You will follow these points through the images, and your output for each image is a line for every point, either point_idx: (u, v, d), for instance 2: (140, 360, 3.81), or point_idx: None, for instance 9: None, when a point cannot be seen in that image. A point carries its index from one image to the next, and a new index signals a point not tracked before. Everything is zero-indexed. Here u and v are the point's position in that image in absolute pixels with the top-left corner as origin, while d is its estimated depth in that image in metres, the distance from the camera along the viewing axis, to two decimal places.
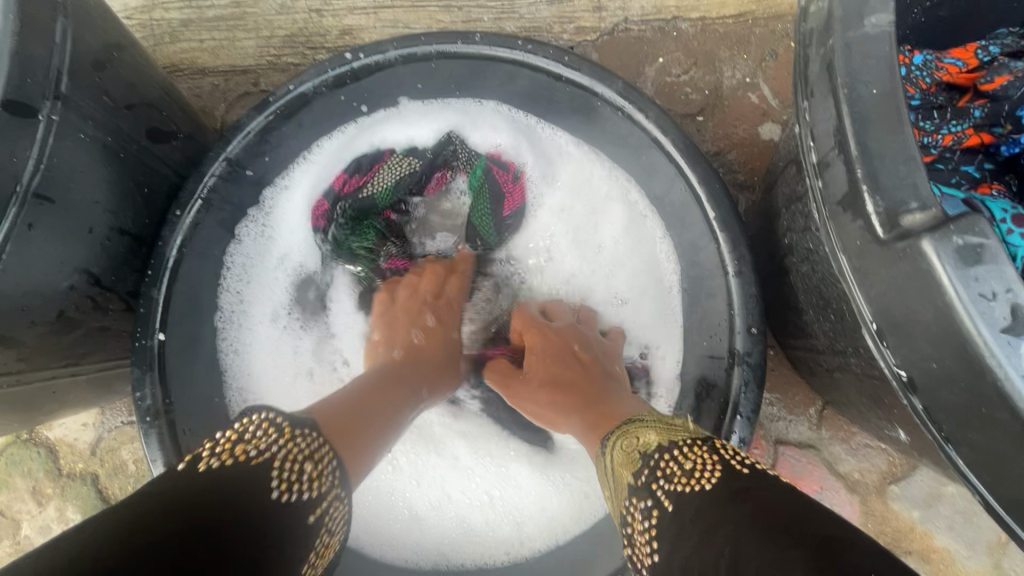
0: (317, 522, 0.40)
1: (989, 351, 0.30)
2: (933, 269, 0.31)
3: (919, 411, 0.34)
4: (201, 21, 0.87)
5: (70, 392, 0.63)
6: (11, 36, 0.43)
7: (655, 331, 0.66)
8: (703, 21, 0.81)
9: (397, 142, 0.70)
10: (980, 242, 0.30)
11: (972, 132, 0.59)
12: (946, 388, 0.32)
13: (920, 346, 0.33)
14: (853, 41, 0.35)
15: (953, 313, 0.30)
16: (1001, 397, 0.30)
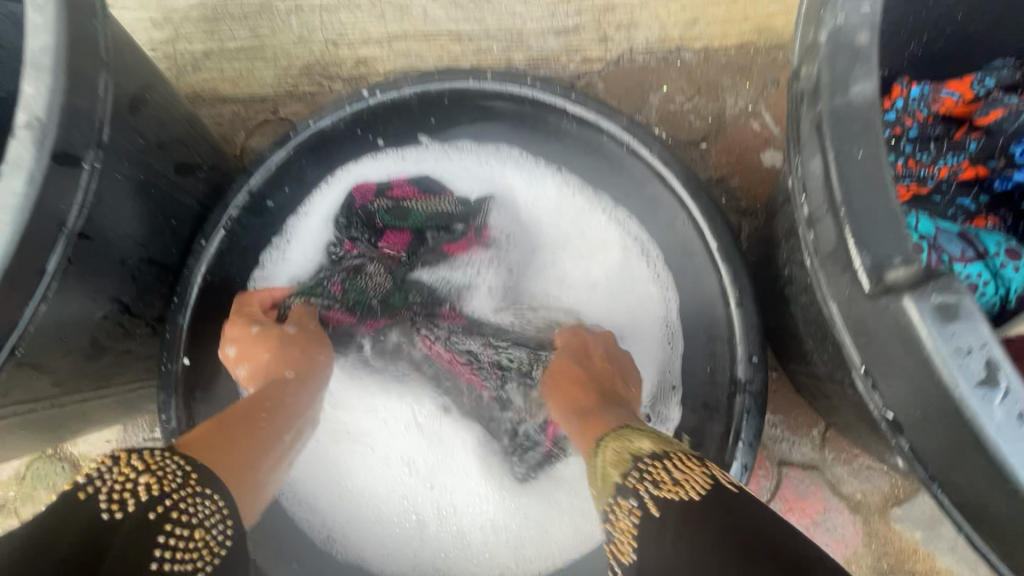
0: (162, 517, 0.39)
1: (964, 403, 0.31)
2: (911, 322, 0.32)
3: (907, 449, 0.37)
4: (222, 52, 0.90)
5: (97, 412, 0.66)
6: (60, 88, 0.41)
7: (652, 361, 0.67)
8: (706, 51, 0.83)
9: (449, 171, 0.73)
10: (956, 300, 0.32)
11: (966, 166, 0.61)
12: (927, 430, 0.34)
13: (903, 390, 0.35)
14: (840, 105, 0.36)
15: (931, 361, 0.32)
16: (977, 446, 0.31)
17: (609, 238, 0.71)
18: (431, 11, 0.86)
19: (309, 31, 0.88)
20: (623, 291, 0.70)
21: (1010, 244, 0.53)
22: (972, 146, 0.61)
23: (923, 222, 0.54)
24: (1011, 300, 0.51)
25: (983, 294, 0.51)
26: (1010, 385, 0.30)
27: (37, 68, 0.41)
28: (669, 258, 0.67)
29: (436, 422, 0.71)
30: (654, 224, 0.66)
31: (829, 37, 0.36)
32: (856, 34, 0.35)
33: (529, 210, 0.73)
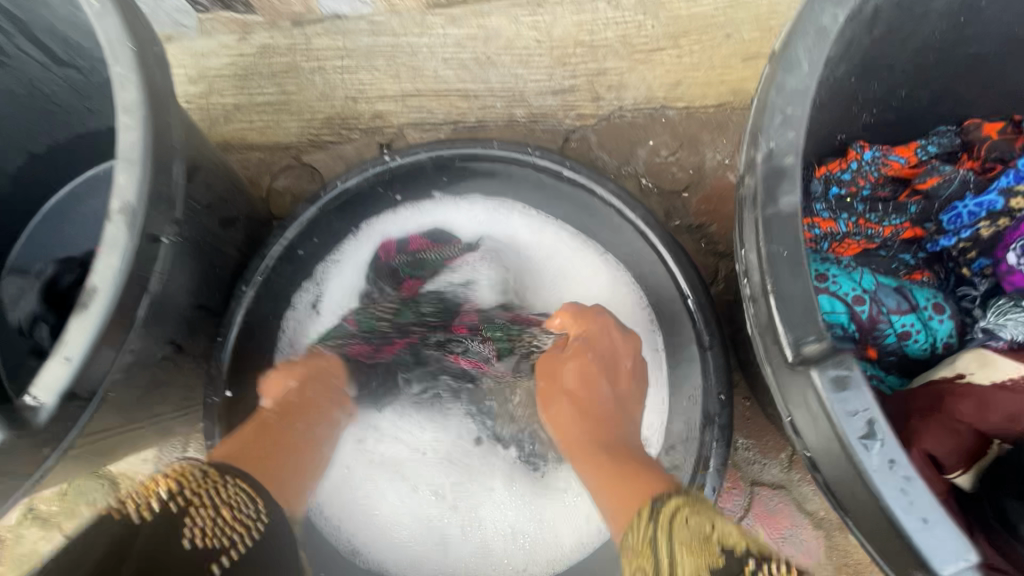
0: (182, 518, 0.48)
1: (853, 455, 0.35)
2: (810, 386, 0.37)
3: (824, 492, 0.40)
4: (252, 105, 0.99)
5: (144, 436, 0.73)
6: (145, 179, 0.51)
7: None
8: (688, 109, 0.91)
9: (463, 224, 0.81)
10: (845, 372, 0.36)
11: (907, 227, 0.70)
12: (834, 478, 0.37)
13: (812, 443, 0.39)
14: (771, 214, 0.41)
15: (823, 418, 0.36)
16: (867, 493, 0.35)
17: (599, 282, 0.79)
18: (441, 71, 0.95)
19: (332, 88, 0.97)
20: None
21: (935, 298, 0.64)
22: (912, 209, 0.69)
23: (866, 277, 0.64)
24: (939, 345, 0.63)
25: (918, 342, 0.63)
26: (885, 440, 0.35)
27: (130, 162, 0.50)
28: (651, 301, 0.75)
29: (464, 447, 0.79)
30: (638, 272, 0.75)
31: (763, 161, 0.42)
32: (784, 157, 0.41)
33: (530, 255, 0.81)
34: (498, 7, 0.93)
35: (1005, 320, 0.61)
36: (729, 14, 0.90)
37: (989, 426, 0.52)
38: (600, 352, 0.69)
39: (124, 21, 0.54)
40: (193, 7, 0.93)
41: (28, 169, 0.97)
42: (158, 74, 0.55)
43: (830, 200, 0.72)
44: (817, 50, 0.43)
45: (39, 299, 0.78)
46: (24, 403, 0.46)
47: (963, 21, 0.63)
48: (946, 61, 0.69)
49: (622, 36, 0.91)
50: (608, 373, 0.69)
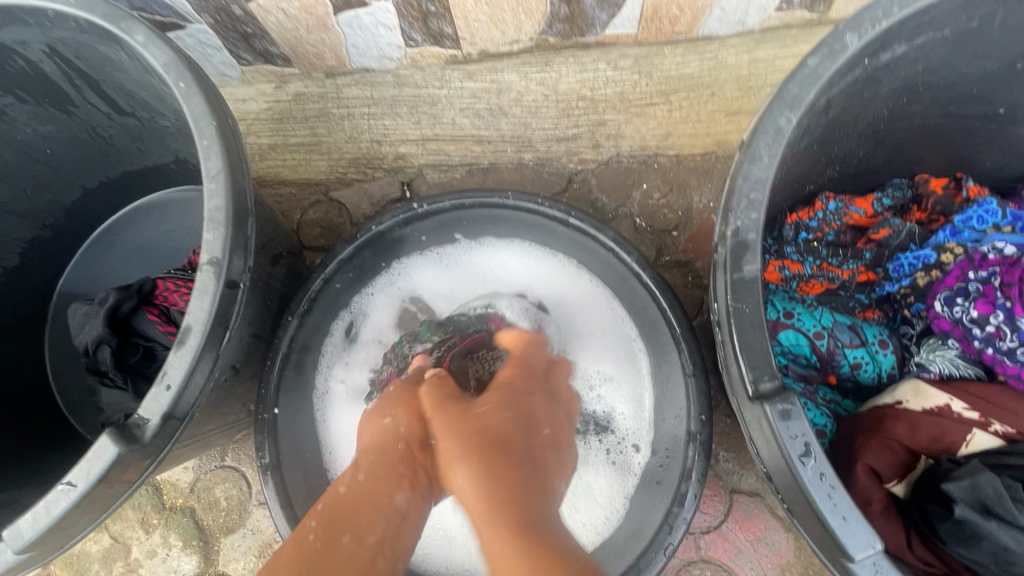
0: None
1: (796, 471, 0.46)
2: (763, 416, 0.48)
3: (779, 500, 0.51)
4: (286, 146, 1.08)
5: (199, 446, 0.83)
6: (228, 237, 0.62)
7: (629, 409, 0.86)
8: (678, 157, 1.01)
9: (483, 265, 0.93)
10: (788, 406, 0.48)
11: (862, 270, 0.81)
12: (785, 489, 0.48)
13: (768, 461, 0.50)
14: (736, 279, 0.52)
15: (772, 438, 0.48)
16: (805, 499, 0.46)
17: (604, 315, 0.88)
18: (458, 119, 1.05)
19: (359, 132, 1.07)
20: (608, 354, 0.88)
21: (882, 335, 0.75)
22: (867, 255, 0.80)
23: (825, 315, 0.76)
24: (884, 375, 0.74)
25: (867, 371, 0.74)
26: (818, 458, 0.46)
27: (215, 222, 0.62)
28: (642, 332, 0.85)
29: None
30: (632, 307, 0.85)
31: (731, 236, 0.53)
32: (747, 235, 0.53)
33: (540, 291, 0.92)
34: (509, 64, 1.03)
35: (933, 355, 0.71)
36: (714, 74, 1.00)
37: (918, 444, 0.64)
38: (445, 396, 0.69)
39: (207, 101, 0.65)
40: (237, 61, 1.02)
41: (80, 203, 1.05)
42: (233, 144, 0.66)
43: (799, 243, 0.83)
44: (775, 147, 0.54)
45: (102, 325, 0.87)
46: (135, 420, 0.58)
47: (908, 101, 0.74)
48: (897, 130, 0.80)
49: (620, 91, 1.02)
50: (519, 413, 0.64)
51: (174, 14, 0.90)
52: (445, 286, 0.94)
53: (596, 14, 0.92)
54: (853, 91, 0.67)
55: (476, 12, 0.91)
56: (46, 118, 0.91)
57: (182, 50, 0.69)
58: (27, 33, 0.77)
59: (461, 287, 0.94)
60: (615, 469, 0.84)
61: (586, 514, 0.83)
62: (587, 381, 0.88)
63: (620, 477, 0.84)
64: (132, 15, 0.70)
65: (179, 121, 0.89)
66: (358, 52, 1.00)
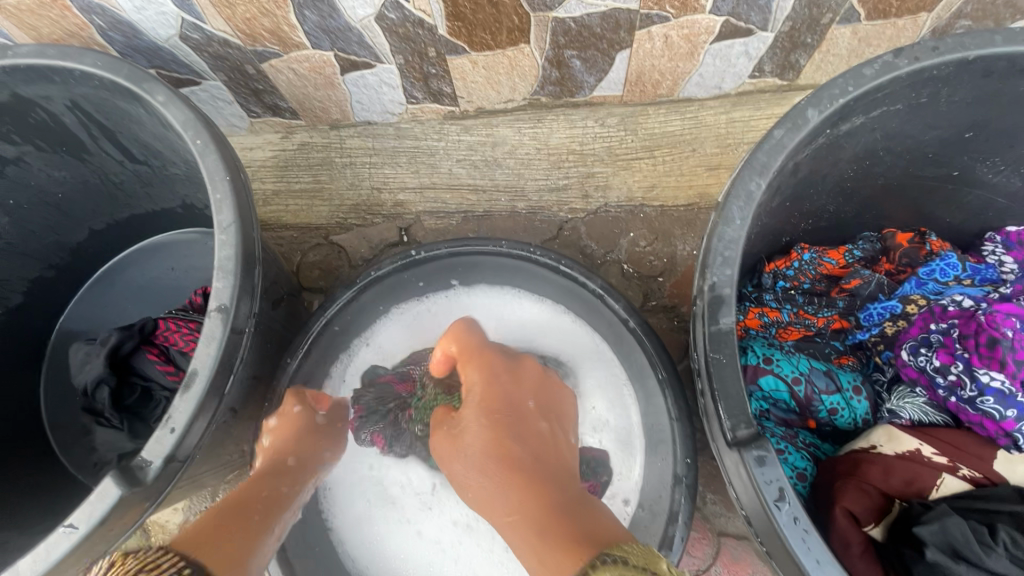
0: None
1: (773, 517, 0.49)
2: (742, 462, 0.51)
3: (762, 547, 0.52)
4: (289, 191, 1.12)
5: (193, 486, 0.84)
6: (236, 284, 0.65)
7: (622, 452, 0.88)
8: (662, 208, 1.07)
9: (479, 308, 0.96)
10: (763, 452, 0.50)
11: (837, 317, 0.85)
12: (767, 535, 0.50)
13: (750, 508, 0.52)
14: (713, 332, 0.56)
15: (750, 484, 0.51)
16: (783, 545, 0.48)
17: (594, 362, 0.92)
18: (455, 169, 1.11)
19: (360, 180, 1.12)
20: (603, 397, 0.91)
21: (856, 381, 0.79)
22: (840, 304, 0.86)
23: (803, 361, 0.80)
24: (859, 420, 0.77)
25: (843, 416, 0.78)
26: (792, 503, 0.49)
27: (225, 271, 0.66)
28: (631, 378, 0.88)
29: (445, 494, 0.90)
30: (621, 353, 0.88)
31: (708, 290, 0.57)
32: (724, 289, 0.57)
33: (533, 334, 0.96)
34: (504, 119, 1.10)
35: (904, 403, 0.75)
36: (694, 132, 1.07)
37: (891, 488, 0.67)
38: (500, 412, 0.78)
39: (221, 156, 0.70)
40: (247, 114, 1.08)
41: (85, 244, 1.08)
42: (244, 196, 0.70)
43: (777, 292, 0.88)
44: (746, 209, 0.59)
45: (103, 365, 0.89)
46: (138, 462, 0.59)
47: (870, 163, 0.81)
48: (862, 188, 0.86)
49: (607, 146, 1.08)
50: (489, 413, 0.78)
51: (189, 72, 0.96)
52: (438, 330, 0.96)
53: (584, 78, 0.99)
54: (819, 156, 0.73)
55: (474, 74, 0.97)
56: (61, 165, 0.95)
57: (199, 109, 0.74)
58: (52, 89, 0.82)
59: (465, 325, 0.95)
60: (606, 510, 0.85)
61: None
62: (587, 422, 0.91)
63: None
64: (154, 76, 0.75)
65: (189, 169, 0.94)
66: (361, 108, 1.06)
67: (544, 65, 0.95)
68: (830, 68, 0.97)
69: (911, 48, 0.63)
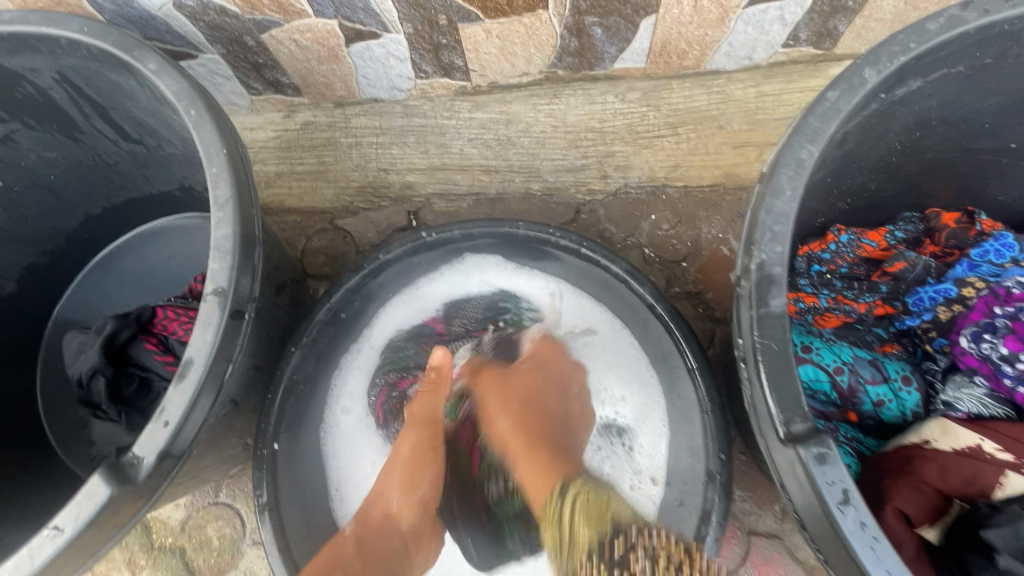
0: None
1: (835, 522, 0.44)
2: (799, 459, 0.46)
3: (818, 553, 0.47)
4: (292, 173, 1.07)
5: (194, 481, 0.80)
6: (234, 267, 0.60)
7: (645, 435, 0.82)
8: (686, 188, 1.01)
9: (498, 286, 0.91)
10: (824, 449, 0.45)
11: (879, 303, 0.79)
12: (828, 541, 0.45)
13: (805, 512, 0.47)
14: (764, 315, 0.51)
15: (807, 485, 0.45)
16: (849, 554, 0.43)
17: (609, 340, 0.86)
18: (466, 149, 1.05)
19: (366, 161, 1.06)
20: (615, 373, 0.85)
21: (905, 370, 0.73)
22: (883, 288, 0.79)
23: (845, 350, 0.74)
24: (908, 413, 0.72)
25: (890, 409, 0.72)
26: (858, 507, 0.43)
27: (223, 251, 0.61)
28: (655, 367, 0.82)
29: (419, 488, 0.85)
30: (645, 339, 0.82)
31: (755, 269, 0.52)
32: (774, 268, 0.51)
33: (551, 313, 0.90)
34: (518, 95, 1.04)
35: (960, 393, 0.68)
36: (721, 107, 1.00)
37: (950, 488, 0.60)
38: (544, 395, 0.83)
39: (218, 128, 0.64)
40: (247, 91, 1.02)
41: (81, 229, 1.03)
42: (242, 171, 0.65)
43: (812, 276, 0.83)
44: (797, 179, 0.53)
45: (97, 354, 0.85)
46: (129, 459, 0.55)
47: (920, 134, 0.74)
48: (908, 163, 0.80)
49: (628, 124, 1.02)
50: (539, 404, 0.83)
51: (186, 44, 0.91)
52: (455, 307, 0.91)
53: (606, 48, 0.93)
54: (868, 124, 0.67)
55: (487, 45, 0.91)
56: (51, 144, 0.90)
57: (193, 78, 0.68)
58: (38, 61, 0.76)
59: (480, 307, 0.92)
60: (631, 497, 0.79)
61: None
62: (596, 396, 0.85)
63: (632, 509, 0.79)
64: (145, 43, 0.70)
65: (186, 148, 0.88)
66: (368, 83, 1.01)
67: (563, 34, 0.89)
68: (871, 35, 0.91)
69: (979, 1, 0.57)
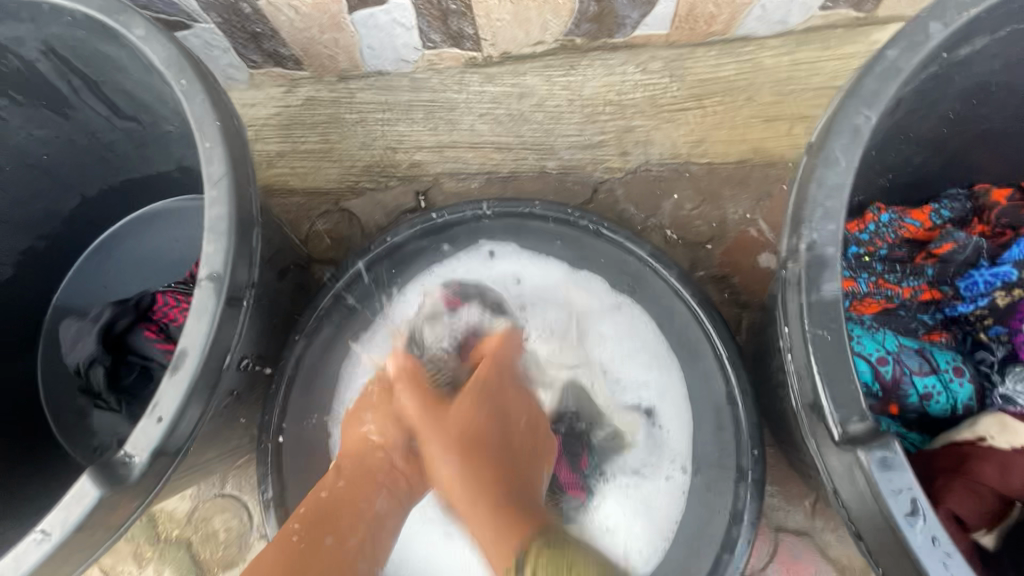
0: None
1: (899, 532, 0.40)
2: (859, 462, 0.42)
3: (873, 562, 0.44)
4: (295, 152, 1.02)
5: (198, 475, 0.77)
6: (233, 251, 0.56)
7: (671, 423, 0.76)
8: (711, 165, 0.94)
9: (517, 269, 0.83)
10: (889, 454, 0.41)
11: (925, 288, 0.73)
12: (888, 549, 0.41)
13: (862, 518, 0.43)
14: (814, 302, 0.46)
15: (868, 491, 0.42)
16: (913, 564, 0.40)
17: (633, 326, 0.79)
18: (476, 125, 0.99)
19: (372, 138, 1.01)
20: (638, 362, 0.79)
21: (956, 361, 0.68)
22: (929, 271, 0.73)
23: (890, 338, 0.69)
24: (958, 407, 0.66)
25: (939, 403, 0.66)
26: (928, 518, 0.40)
27: (216, 233, 0.56)
28: (679, 354, 0.77)
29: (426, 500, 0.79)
30: (668, 326, 0.77)
31: (805, 251, 0.47)
32: (825, 250, 0.47)
33: (576, 297, 0.82)
34: (532, 67, 0.97)
35: (1022, 386, 0.65)
36: (751, 77, 0.93)
37: (1011, 490, 0.56)
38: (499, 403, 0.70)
39: (211, 99, 0.60)
40: (245, 64, 0.96)
41: (79, 212, 0.99)
42: (238, 146, 0.60)
43: (849, 259, 0.76)
44: (852, 149, 0.48)
45: (95, 343, 0.82)
46: (122, 457, 0.52)
47: (977, 101, 0.68)
48: (959, 134, 0.73)
49: (649, 96, 0.95)
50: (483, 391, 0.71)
51: (179, 12, 0.85)
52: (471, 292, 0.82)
53: (627, 13, 0.86)
54: (923, 90, 0.61)
55: (500, 11, 0.85)
56: (42, 121, 0.86)
57: (184, 46, 0.63)
58: (22, 30, 0.72)
59: (534, 300, 0.83)
60: (665, 489, 0.74)
61: (642, 536, 0.73)
62: (618, 383, 0.79)
63: (662, 502, 0.74)
64: (132, 8, 0.65)
65: (182, 125, 0.83)
66: (372, 54, 0.95)
67: None
68: None
69: None
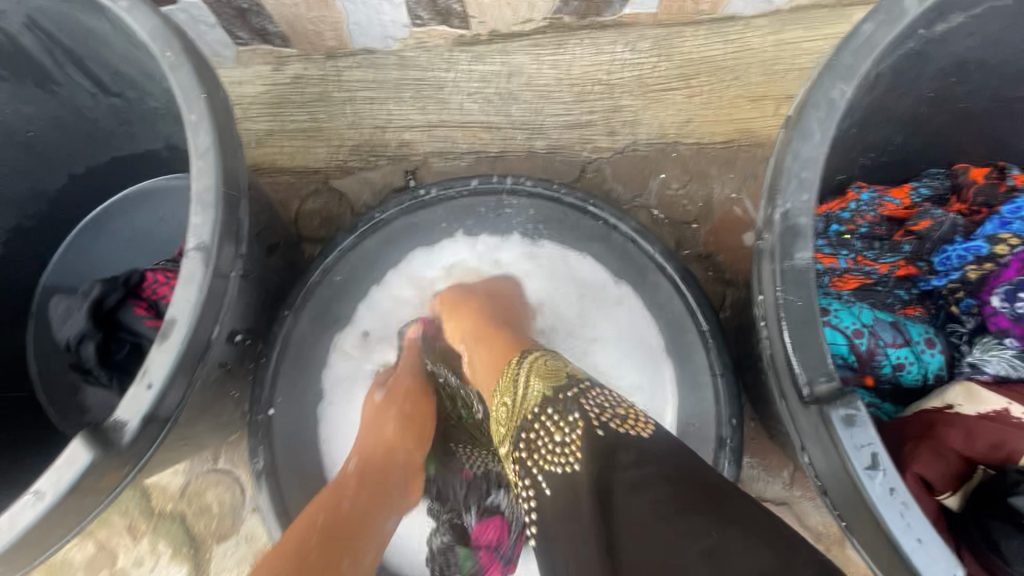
0: None
1: (858, 485, 0.43)
2: (824, 421, 0.44)
3: (836, 515, 0.46)
4: (283, 131, 1.01)
5: (192, 447, 0.77)
6: (220, 222, 0.57)
7: (659, 407, 0.78)
8: (698, 146, 0.95)
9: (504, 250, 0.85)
10: (853, 412, 0.43)
11: (902, 263, 0.75)
12: (847, 500, 0.44)
13: (827, 475, 0.46)
14: (787, 270, 0.48)
15: (831, 447, 0.44)
16: (870, 513, 0.42)
17: (622, 308, 0.81)
18: (466, 105, 0.99)
19: (360, 117, 1.00)
20: (628, 345, 0.81)
21: (928, 333, 0.70)
22: (906, 248, 0.75)
23: (865, 311, 0.70)
24: (930, 376, 0.69)
25: (911, 373, 0.69)
26: (886, 471, 0.42)
27: (204, 204, 0.57)
28: (665, 331, 0.78)
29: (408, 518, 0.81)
30: (655, 306, 0.79)
31: (780, 220, 0.49)
32: (800, 218, 0.48)
33: (570, 280, 0.84)
34: (521, 45, 0.97)
35: (988, 355, 0.67)
36: (737, 57, 0.94)
37: (975, 455, 0.58)
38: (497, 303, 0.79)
39: (197, 72, 0.60)
40: (233, 40, 0.96)
41: (66, 191, 0.98)
42: (225, 120, 0.61)
43: (829, 236, 0.78)
44: (828, 121, 0.49)
45: (85, 318, 0.82)
46: (113, 422, 0.53)
47: (955, 80, 0.70)
48: (938, 113, 0.75)
49: (637, 75, 0.96)
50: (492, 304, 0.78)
51: None
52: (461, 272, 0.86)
53: None
54: (901, 67, 0.62)
55: None
56: (28, 97, 0.85)
57: (170, 18, 0.63)
58: (5, 2, 0.72)
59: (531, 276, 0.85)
60: None
61: None
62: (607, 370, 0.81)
63: None
64: None
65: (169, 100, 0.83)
66: (360, 31, 0.94)
67: None
68: None
69: None
